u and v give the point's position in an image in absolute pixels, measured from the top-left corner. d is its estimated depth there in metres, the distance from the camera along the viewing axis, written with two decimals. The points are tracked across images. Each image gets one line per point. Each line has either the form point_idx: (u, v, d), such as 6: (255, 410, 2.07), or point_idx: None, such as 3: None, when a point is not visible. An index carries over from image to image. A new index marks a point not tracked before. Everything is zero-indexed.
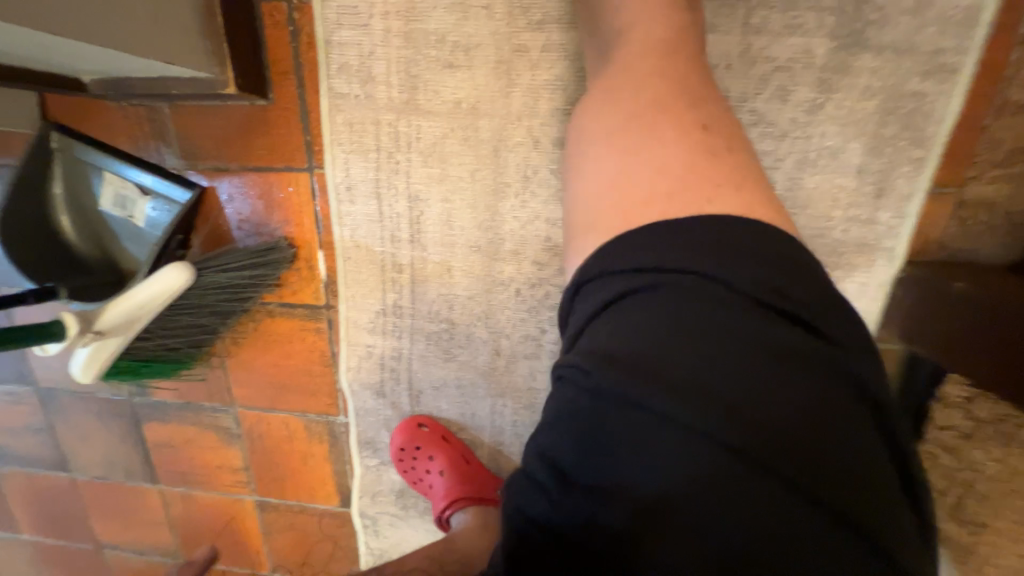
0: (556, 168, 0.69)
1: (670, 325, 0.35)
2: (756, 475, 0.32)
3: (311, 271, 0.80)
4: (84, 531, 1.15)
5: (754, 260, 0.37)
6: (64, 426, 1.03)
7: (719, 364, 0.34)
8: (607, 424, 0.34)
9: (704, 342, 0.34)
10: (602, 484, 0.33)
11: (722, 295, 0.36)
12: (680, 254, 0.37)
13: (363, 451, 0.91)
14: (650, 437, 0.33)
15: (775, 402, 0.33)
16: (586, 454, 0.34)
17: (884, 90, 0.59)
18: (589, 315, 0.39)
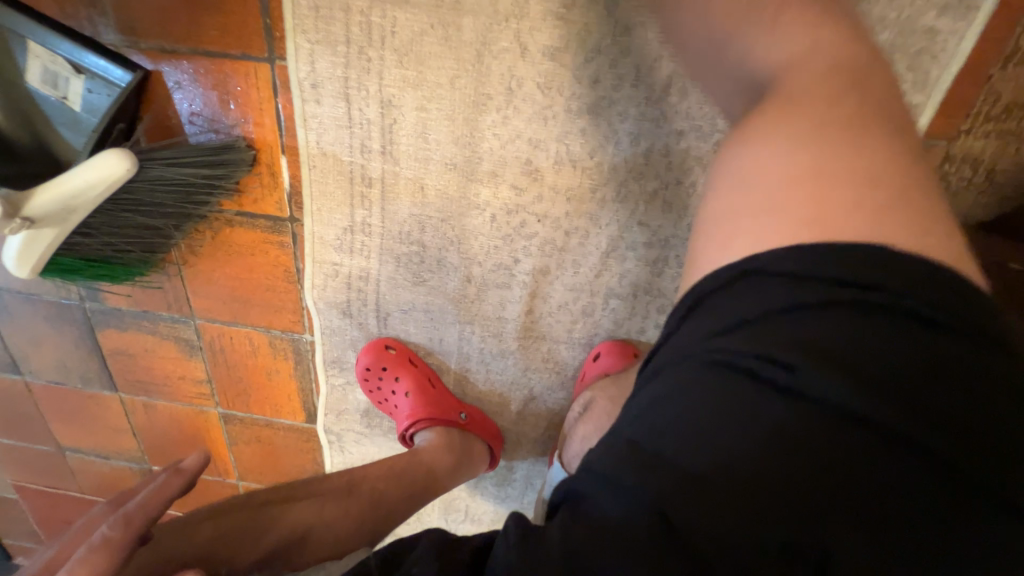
0: (543, 82, 0.63)
1: (848, 354, 0.36)
2: (907, 475, 0.33)
3: (273, 179, 0.74)
4: (44, 433, 1.15)
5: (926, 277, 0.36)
6: (11, 327, 0.98)
7: (865, 348, 0.36)
8: (747, 405, 0.36)
9: (858, 336, 0.36)
10: (747, 478, 0.34)
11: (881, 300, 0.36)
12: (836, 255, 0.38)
13: (329, 370, 0.91)
14: (799, 425, 0.35)
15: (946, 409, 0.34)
16: (734, 443, 0.35)
17: (899, 23, 0.55)
18: (741, 299, 0.40)
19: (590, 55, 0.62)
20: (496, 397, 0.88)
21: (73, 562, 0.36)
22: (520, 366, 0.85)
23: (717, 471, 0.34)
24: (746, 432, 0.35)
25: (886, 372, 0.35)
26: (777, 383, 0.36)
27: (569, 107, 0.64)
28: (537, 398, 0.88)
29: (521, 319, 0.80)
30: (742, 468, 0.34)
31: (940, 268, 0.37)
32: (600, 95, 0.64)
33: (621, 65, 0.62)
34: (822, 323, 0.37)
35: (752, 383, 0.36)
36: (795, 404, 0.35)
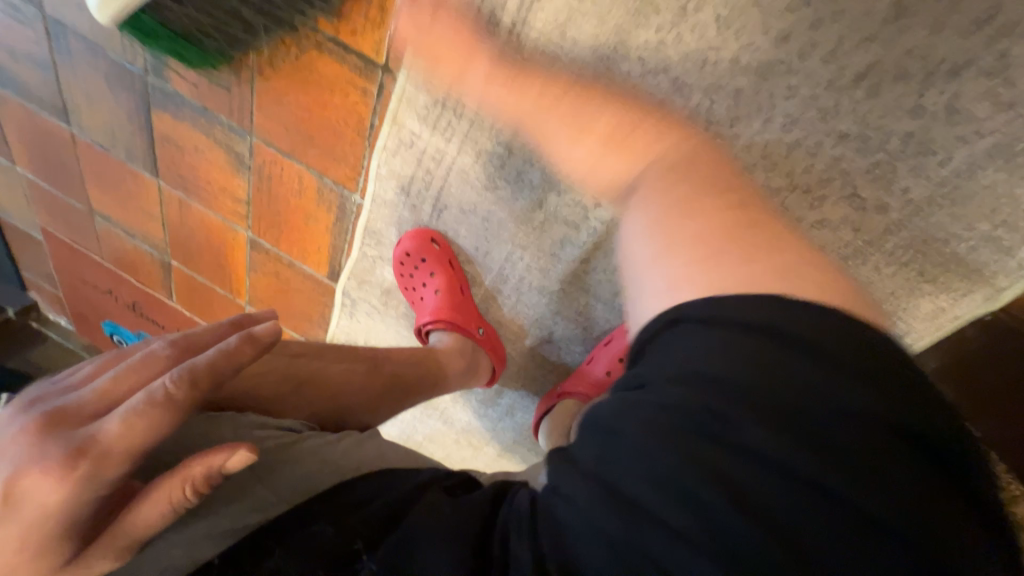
0: (724, 17, 0.54)
1: (788, 393, 0.33)
2: (816, 519, 0.30)
3: (380, 15, 0.65)
4: (78, 191, 1.16)
5: (837, 323, 0.35)
6: (70, 73, 0.94)
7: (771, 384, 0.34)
8: (647, 427, 0.34)
9: (770, 371, 0.34)
10: (640, 500, 0.32)
11: (801, 347, 0.34)
12: (762, 305, 0.37)
13: (366, 238, 0.90)
14: (695, 453, 0.32)
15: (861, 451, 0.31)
16: (626, 465, 0.34)
17: None
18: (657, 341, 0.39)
19: (792, 6, 0.52)
20: (516, 327, 0.88)
21: (127, 411, 0.31)
22: (552, 308, 0.83)
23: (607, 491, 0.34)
24: (635, 453, 0.34)
25: (796, 408, 0.33)
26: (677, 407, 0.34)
27: (737, 60, 0.55)
28: (552, 343, 0.87)
29: (574, 263, 0.77)
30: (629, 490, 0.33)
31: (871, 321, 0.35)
32: (781, 58, 0.54)
33: (822, 30, 0.52)
34: (734, 360, 0.35)
35: (648, 408, 0.35)
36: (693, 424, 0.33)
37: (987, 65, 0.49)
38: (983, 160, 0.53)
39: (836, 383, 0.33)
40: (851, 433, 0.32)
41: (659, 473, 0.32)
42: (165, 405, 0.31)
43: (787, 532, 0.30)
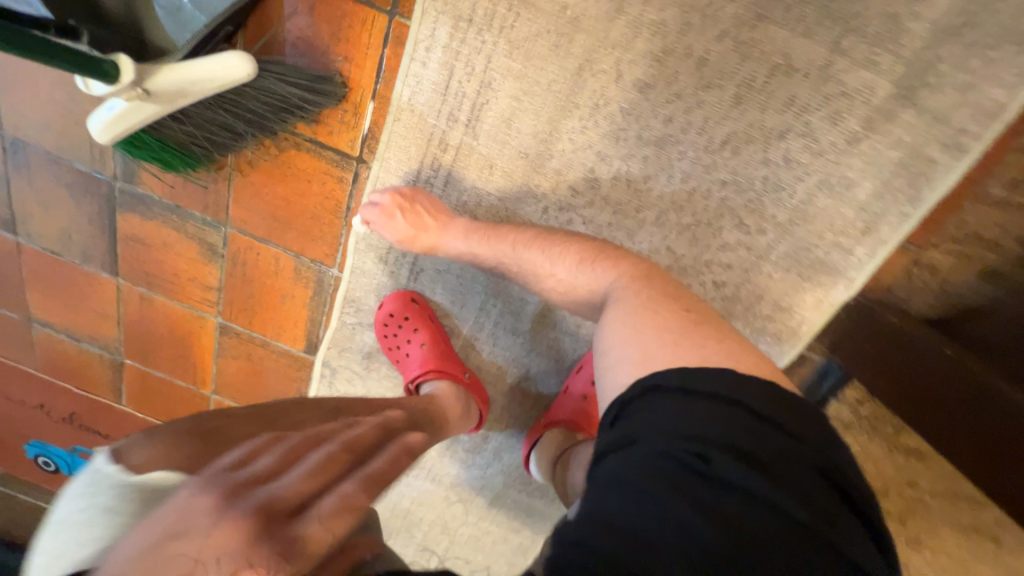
0: (626, 107, 0.73)
1: (739, 447, 0.48)
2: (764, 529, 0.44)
3: (355, 118, 0.79)
4: (17, 299, 1.11)
5: (765, 391, 0.52)
6: (24, 183, 0.96)
7: (727, 439, 0.49)
8: (648, 479, 0.47)
9: (725, 430, 0.49)
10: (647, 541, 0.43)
11: (745, 411, 0.50)
12: (715, 385, 0.52)
13: (345, 307, 0.96)
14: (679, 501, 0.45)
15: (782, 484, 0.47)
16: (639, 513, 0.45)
17: (909, 147, 0.69)
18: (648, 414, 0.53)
19: (670, 98, 0.72)
20: (494, 369, 0.97)
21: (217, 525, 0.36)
22: (526, 346, 0.93)
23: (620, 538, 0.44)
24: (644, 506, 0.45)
25: (748, 457, 0.47)
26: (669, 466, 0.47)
27: (639, 136, 0.74)
28: (530, 379, 0.97)
29: (541, 303, 0.89)
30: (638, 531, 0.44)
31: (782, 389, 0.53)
32: (670, 133, 0.74)
33: (693, 112, 0.72)
34: (702, 420, 0.50)
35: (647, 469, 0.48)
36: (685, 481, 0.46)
37: (801, 128, 0.70)
38: (818, 191, 0.73)
39: (766, 435, 0.49)
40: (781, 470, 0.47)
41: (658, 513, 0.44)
42: (345, 504, 0.42)
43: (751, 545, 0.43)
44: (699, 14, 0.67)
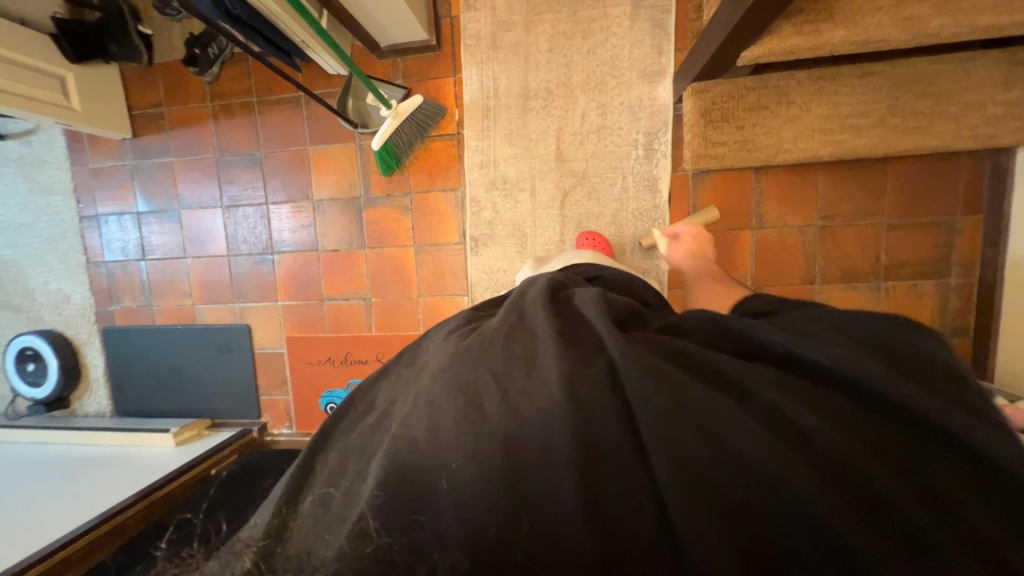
0: (547, 60, 1.86)
1: (860, 376, 0.70)
2: (842, 412, 0.68)
3: (452, 117, 1.96)
4: (317, 290, 2.18)
5: (888, 380, 0.69)
6: (322, 220, 2.13)
7: (846, 374, 0.71)
8: (778, 381, 0.73)
9: (851, 357, 0.72)
10: (751, 405, 0.69)
11: (872, 388, 0.69)
12: (859, 369, 0.70)
13: (471, 203, 1.98)
14: (795, 391, 0.71)
15: (868, 407, 0.68)
16: (781, 383, 0.72)
17: (653, 18, 1.77)
18: (778, 387, 0.71)
19: (561, 48, 1.84)
20: (549, 197, 1.92)
21: None
22: (558, 177, 1.91)
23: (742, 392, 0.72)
24: (782, 381, 0.73)
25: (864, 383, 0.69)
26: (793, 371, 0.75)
27: (557, 66, 1.85)
28: (568, 193, 1.91)
29: (554, 153, 1.90)
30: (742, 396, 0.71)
31: (900, 365, 0.72)
32: (568, 59, 1.84)
33: (572, 49, 1.84)
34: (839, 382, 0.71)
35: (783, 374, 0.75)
36: (794, 380, 0.73)
37: (612, 33, 1.80)
38: (634, 49, 1.79)
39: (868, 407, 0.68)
40: (885, 392, 0.68)
41: (776, 391, 0.71)
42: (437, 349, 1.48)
43: (829, 419, 0.67)
44: (555, 19, 1.83)
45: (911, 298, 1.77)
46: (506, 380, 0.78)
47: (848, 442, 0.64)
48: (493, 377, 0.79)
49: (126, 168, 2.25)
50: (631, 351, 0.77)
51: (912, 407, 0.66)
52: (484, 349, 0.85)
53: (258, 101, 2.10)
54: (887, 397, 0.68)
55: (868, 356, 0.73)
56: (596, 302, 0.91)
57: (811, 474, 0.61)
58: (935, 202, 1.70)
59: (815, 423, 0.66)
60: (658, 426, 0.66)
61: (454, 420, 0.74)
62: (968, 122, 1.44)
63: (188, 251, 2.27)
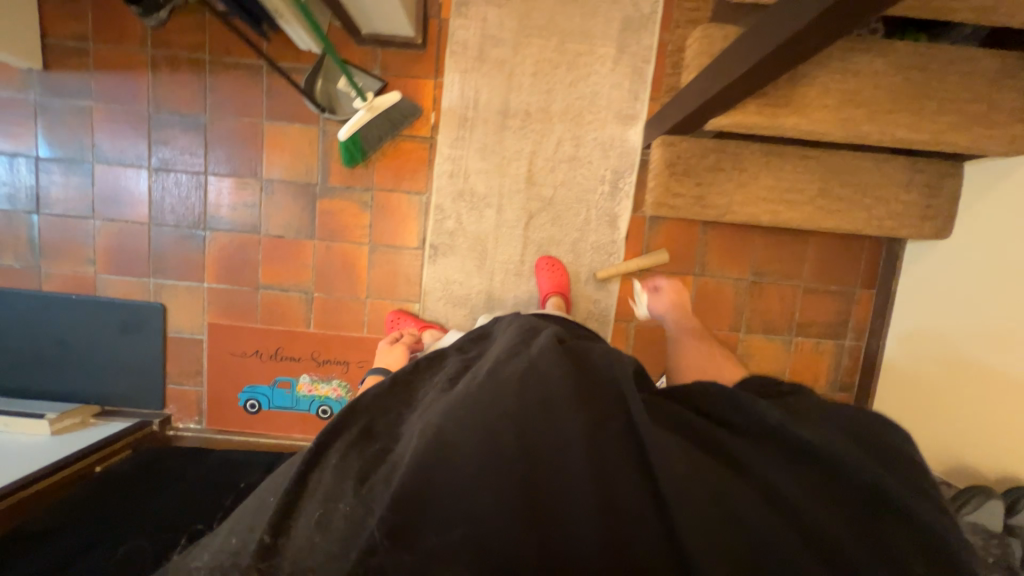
0: (530, 83, 1.88)
1: (832, 455, 0.86)
2: (806, 484, 0.85)
3: (427, 120, 1.91)
4: (252, 277, 2.00)
5: (856, 467, 0.84)
6: (269, 202, 1.96)
7: (824, 455, 0.86)
8: (767, 449, 0.90)
9: (830, 438, 0.89)
10: (739, 473, 0.85)
11: (838, 470, 0.85)
12: (831, 451, 0.86)
13: (435, 211, 1.94)
14: (775, 461, 0.87)
15: (832, 482, 0.85)
16: (767, 454, 0.88)
17: (633, 66, 1.86)
18: (767, 459, 0.87)
19: (544, 75, 1.88)
20: (514, 217, 1.94)
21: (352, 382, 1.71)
22: (525, 199, 1.93)
23: (736, 458, 0.88)
24: (768, 449, 0.89)
25: (834, 461, 0.85)
26: (774, 436, 0.91)
27: (538, 91, 1.88)
28: (533, 217, 1.94)
29: (525, 175, 1.92)
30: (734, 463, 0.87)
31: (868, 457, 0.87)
32: (549, 87, 1.88)
33: (554, 78, 1.88)
34: (807, 460, 0.87)
35: (769, 441, 0.91)
36: (774, 447, 0.90)
37: (594, 71, 1.87)
38: (612, 90, 1.88)
39: (824, 483, 0.85)
40: (847, 473, 0.84)
41: (762, 462, 0.87)
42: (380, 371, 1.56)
43: (800, 489, 0.84)
44: (543, 46, 1.87)
45: (815, 354, 2.02)
46: (523, 425, 0.84)
47: (811, 512, 0.81)
48: (509, 422, 0.84)
49: (28, 104, 1.91)
50: (660, 427, 0.90)
51: (862, 496, 0.83)
52: (498, 391, 0.89)
53: (211, 60, 1.90)
54: (852, 478, 0.84)
55: (841, 440, 0.88)
56: (618, 366, 0.98)
57: (777, 536, 0.79)
58: (842, 274, 1.97)
59: (784, 494, 0.83)
60: (676, 503, 0.79)
61: (467, 471, 0.80)
62: (877, 213, 1.69)
63: (98, 212, 1.97)
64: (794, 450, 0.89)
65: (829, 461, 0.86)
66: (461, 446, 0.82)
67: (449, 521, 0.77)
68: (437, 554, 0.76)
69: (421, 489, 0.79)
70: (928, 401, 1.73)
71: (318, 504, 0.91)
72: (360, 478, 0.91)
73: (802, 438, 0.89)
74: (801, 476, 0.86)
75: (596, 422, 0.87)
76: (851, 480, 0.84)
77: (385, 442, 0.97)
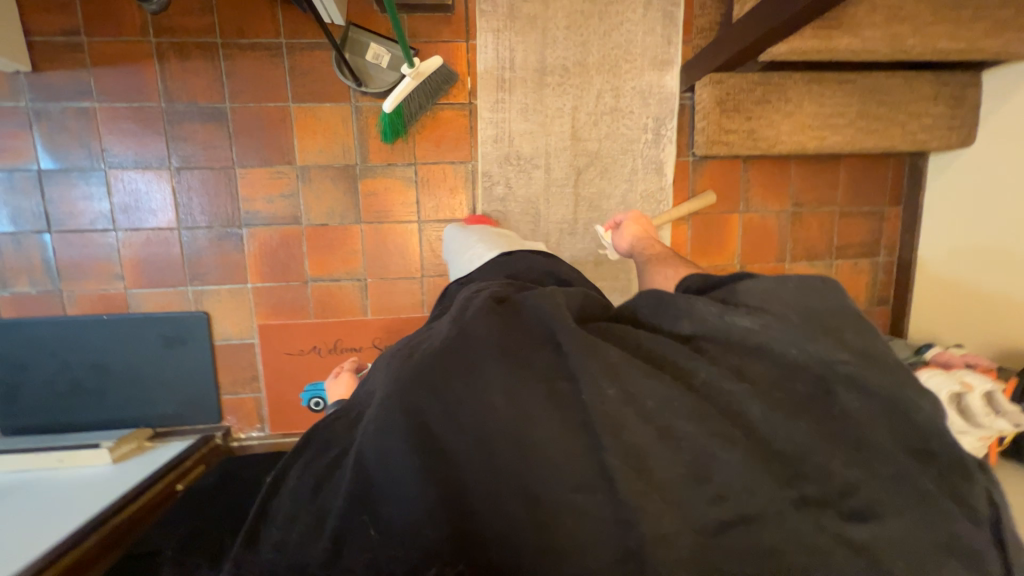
0: (563, 37, 1.85)
1: (801, 360, 0.73)
2: (781, 400, 0.72)
3: (463, 86, 1.86)
4: (299, 270, 1.91)
5: (834, 361, 0.71)
6: (307, 189, 1.87)
7: (798, 360, 0.73)
8: (734, 364, 0.76)
9: (802, 335, 0.74)
10: (688, 402, 0.72)
11: (815, 373, 0.72)
12: (798, 354, 0.73)
13: (482, 179, 1.90)
14: (732, 381, 0.74)
15: (809, 391, 0.72)
16: (721, 372, 0.75)
17: (664, 9, 1.86)
18: (723, 379, 0.74)
19: (576, 27, 1.85)
20: (563, 176, 1.93)
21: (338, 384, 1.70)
22: (571, 156, 1.92)
23: (693, 383, 0.75)
24: (731, 365, 0.76)
25: (801, 362, 0.73)
26: (725, 352, 0.78)
27: (572, 44, 1.86)
28: (581, 173, 1.94)
29: (568, 132, 1.91)
30: (694, 390, 0.75)
31: (851, 348, 0.73)
32: (583, 39, 1.86)
33: (586, 29, 1.86)
34: (777, 371, 0.74)
35: (724, 356, 0.77)
36: (729, 363, 0.76)
37: (626, 19, 1.86)
38: (647, 37, 1.88)
39: (801, 393, 0.72)
40: (824, 376, 0.72)
41: (718, 385, 0.74)
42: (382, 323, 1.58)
43: (776, 408, 0.71)
44: None
45: (854, 273, 2.14)
46: (438, 403, 0.77)
47: (780, 436, 0.70)
48: (429, 402, 0.77)
49: (20, 112, 1.72)
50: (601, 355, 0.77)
51: (845, 398, 0.71)
52: (420, 365, 0.80)
53: (224, 43, 1.76)
54: (829, 380, 0.71)
55: (814, 332, 0.74)
56: (556, 302, 0.85)
57: (752, 473, 0.68)
58: (872, 194, 2.09)
59: (743, 419, 0.71)
60: (617, 449, 0.70)
61: (402, 460, 0.76)
62: (910, 129, 1.79)
63: (119, 223, 1.83)
64: (758, 360, 0.76)
65: (804, 367, 0.73)
66: (394, 440, 0.77)
67: (403, 513, 0.76)
68: (408, 546, 0.74)
69: (370, 483, 0.78)
70: (974, 295, 1.88)
71: (283, 517, 0.86)
72: (319, 483, 0.86)
73: (762, 347, 0.76)
74: (771, 390, 0.73)
75: (505, 363, 0.77)
76: (831, 379, 0.71)
77: (340, 445, 0.89)
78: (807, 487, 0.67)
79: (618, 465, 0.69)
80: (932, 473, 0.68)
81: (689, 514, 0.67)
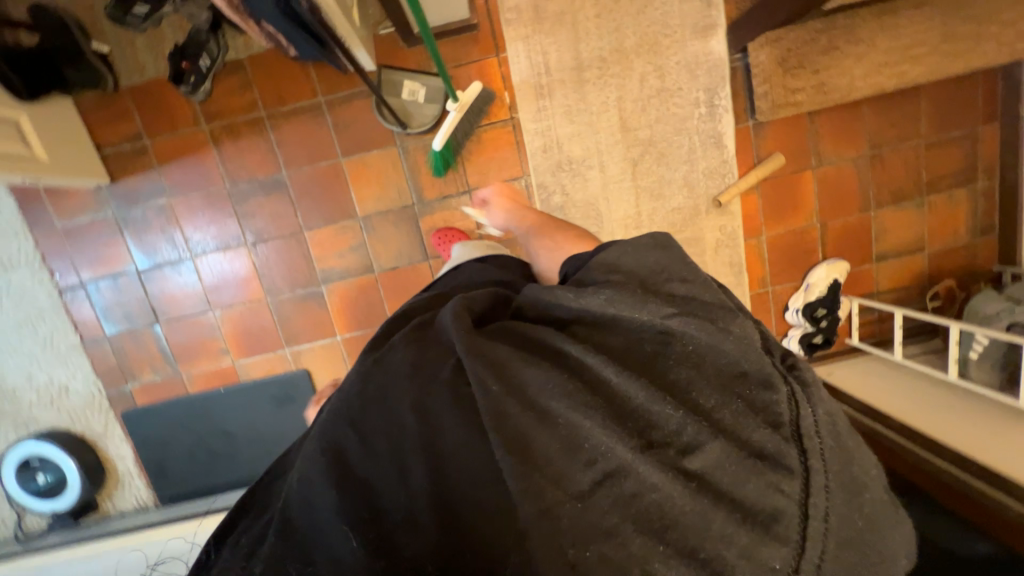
0: (594, 27, 1.76)
1: (642, 326, 0.75)
2: (640, 367, 0.73)
3: (503, 102, 1.81)
4: (381, 315, 1.99)
5: (673, 314, 0.74)
6: (373, 237, 1.92)
7: (636, 327, 0.75)
8: (590, 341, 0.78)
9: (637, 301, 0.76)
10: (543, 379, 0.73)
11: (657, 332, 0.74)
12: (634, 319, 0.75)
13: (538, 191, 1.88)
14: (584, 358, 0.75)
15: (657, 350, 0.74)
16: (572, 349, 0.76)
17: None
18: (575, 355, 0.75)
19: (606, 12, 1.75)
20: (618, 171, 1.87)
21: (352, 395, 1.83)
22: (624, 148, 1.85)
23: (550, 365, 0.76)
24: (587, 344, 0.77)
25: (640, 327, 0.75)
26: (579, 333, 0.79)
27: (605, 32, 1.76)
28: (637, 163, 1.87)
29: (616, 124, 1.83)
30: (548, 367, 0.75)
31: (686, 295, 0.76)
32: (615, 23, 1.76)
33: (617, 13, 1.75)
34: (627, 343, 0.76)
35: (571, 336, 0.79)
36: (561, 343, 0.77)
37: None
38: (684, 5, 1.75)
39: (653, 355, 0.74)
40: (675, 334, 0.73)
41: (575, 361, 0.75)
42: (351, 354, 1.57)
43: (635, 378, 0.72)
44: None
45: (951, 207, 1.96)
46: (341, 422, 0.76)
47: (644, 401, 0.70)
48: (331, 426, 0.76)
49: (109, 221, 1.86)
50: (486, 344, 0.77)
51: (697, 348, 0.72)
52: (334, 397, 0.82)
53: (269, 114, 1.80)
54: (668, 335, 0.73)
55: (650, 293, 0.77)
56: (454, 305, 0.86)
57: (618, 440, 0.68)
58: (961, 116, 1.88)
59: (604, 388, 0.72)
60: (492, 438, 0.69)
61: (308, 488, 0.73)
62: (1007, 39, 1.58)
63: (213, 302, 1.96)
64: (606, 330, 0.77)
65: (648, 332, 0.75)
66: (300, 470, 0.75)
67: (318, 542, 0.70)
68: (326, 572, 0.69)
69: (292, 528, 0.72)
70: None
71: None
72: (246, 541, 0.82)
73: (608, 319, 0.77)
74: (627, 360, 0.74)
75: (412, 374, 0.76)
76: (672, 335, 0.73)
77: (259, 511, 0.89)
78: (654, 436, 0.69)
79: (494, 450, 0.68)
80: (742, 401, 0.69)
81: (568, 484, 0.67)
